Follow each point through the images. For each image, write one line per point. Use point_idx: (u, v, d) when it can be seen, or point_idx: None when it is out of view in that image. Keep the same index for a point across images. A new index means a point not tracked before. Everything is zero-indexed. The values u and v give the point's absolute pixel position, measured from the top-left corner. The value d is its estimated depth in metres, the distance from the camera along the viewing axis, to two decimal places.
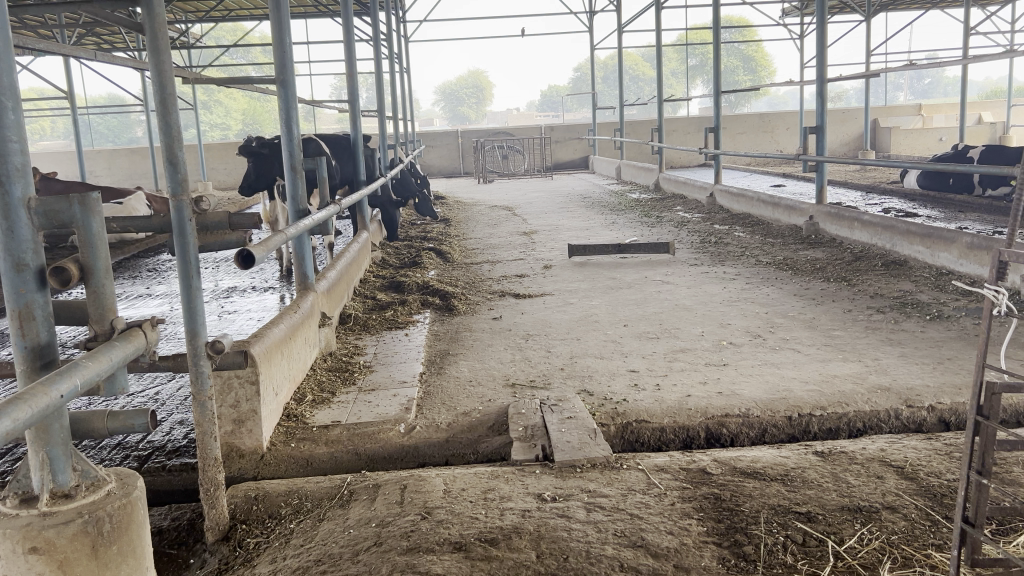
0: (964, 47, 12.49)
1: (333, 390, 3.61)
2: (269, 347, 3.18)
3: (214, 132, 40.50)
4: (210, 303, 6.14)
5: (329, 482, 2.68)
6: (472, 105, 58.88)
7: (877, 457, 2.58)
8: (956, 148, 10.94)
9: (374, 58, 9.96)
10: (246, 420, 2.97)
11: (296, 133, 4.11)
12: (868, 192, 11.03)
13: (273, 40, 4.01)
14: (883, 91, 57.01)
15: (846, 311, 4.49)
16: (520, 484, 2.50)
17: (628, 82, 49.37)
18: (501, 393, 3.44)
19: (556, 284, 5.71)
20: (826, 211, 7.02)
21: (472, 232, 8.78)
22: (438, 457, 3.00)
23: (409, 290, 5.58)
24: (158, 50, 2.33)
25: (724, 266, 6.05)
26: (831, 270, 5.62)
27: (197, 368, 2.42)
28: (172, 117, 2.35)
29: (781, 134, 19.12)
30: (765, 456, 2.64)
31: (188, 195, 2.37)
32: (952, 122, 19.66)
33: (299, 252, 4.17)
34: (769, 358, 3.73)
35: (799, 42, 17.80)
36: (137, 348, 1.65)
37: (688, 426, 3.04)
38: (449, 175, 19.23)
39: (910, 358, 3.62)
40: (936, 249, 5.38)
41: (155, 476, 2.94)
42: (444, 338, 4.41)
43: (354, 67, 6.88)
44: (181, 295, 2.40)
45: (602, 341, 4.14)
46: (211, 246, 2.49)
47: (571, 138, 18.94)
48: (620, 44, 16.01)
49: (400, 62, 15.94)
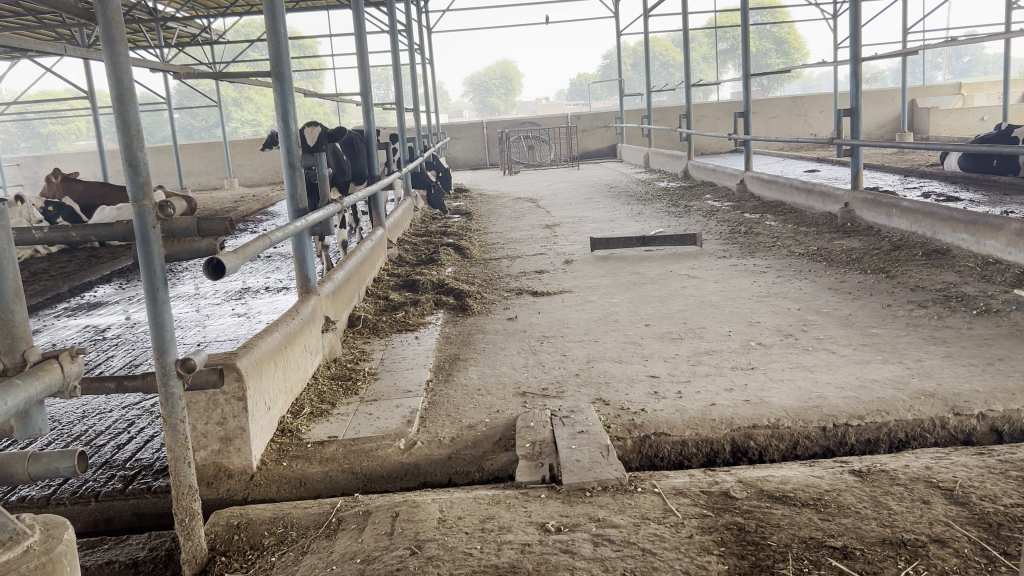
0: (1006, 23, 11.98)
1: (334, 401, 3.39)
2: (259, 359, 2.97)
3: (244, 128, 40.70)
4: (223, 305, 5.96)
5: (318, 508, 2.47)
6: (501, 96, 58.78)
7: (922, 477, 2.30)
8: (998, 127, 10.54)
9: (391, 49, 9.79)
10: (234, 438, 2.78)
11: (294, 127, 3.90)
12: (906, 176, 10.61)
13: (267, 30, 3.80)
14: (924, 61, 56.10)
15: (885, 305, 4.20)
16: (523, 511, 2.26)
17: (657, 68, 49.15)
18: (510, 403, 3.20)
19: (576, 280, 5.46)
20: (863, 197, 6.68)
21: (493, 225, 8.54)
22: (441, 475, 2.79)
23: (422, 289, 5.36)
24: (112, 42, 2.11)
25: (754, 258, 5.75)
26: (869, 260, 5.30)
27: (167, 389, 2.22)
28: (131, 115, 2.14)
29: (815, 118, 18.63)
30: (796, 476, 2.38)
31: (151, 200, 2.16)
32: (993, 101, 19.06)
33: (300, 253, 3.97)
34: (801, 360, 3.45)
35: (832, 22, 17.39)
36: (49, 382, 1.46)
37: (712, 438, 2.80)
38: (474, 166, 19.01)
39: (956, 358, 3.32)
40: (981, 236, 5.05)
41: (138, 499, 2.77)
42: (455, 341, 4.17)
43: (366, 59, 6.67)
44: (147, 310, 2.20)
45: (622, 343, 3.89)
46: (180, 254, 2.26)
47: (598, 126, 18.62)
48: (646, 29, 15.69)
49: (422, 53, 15.76)
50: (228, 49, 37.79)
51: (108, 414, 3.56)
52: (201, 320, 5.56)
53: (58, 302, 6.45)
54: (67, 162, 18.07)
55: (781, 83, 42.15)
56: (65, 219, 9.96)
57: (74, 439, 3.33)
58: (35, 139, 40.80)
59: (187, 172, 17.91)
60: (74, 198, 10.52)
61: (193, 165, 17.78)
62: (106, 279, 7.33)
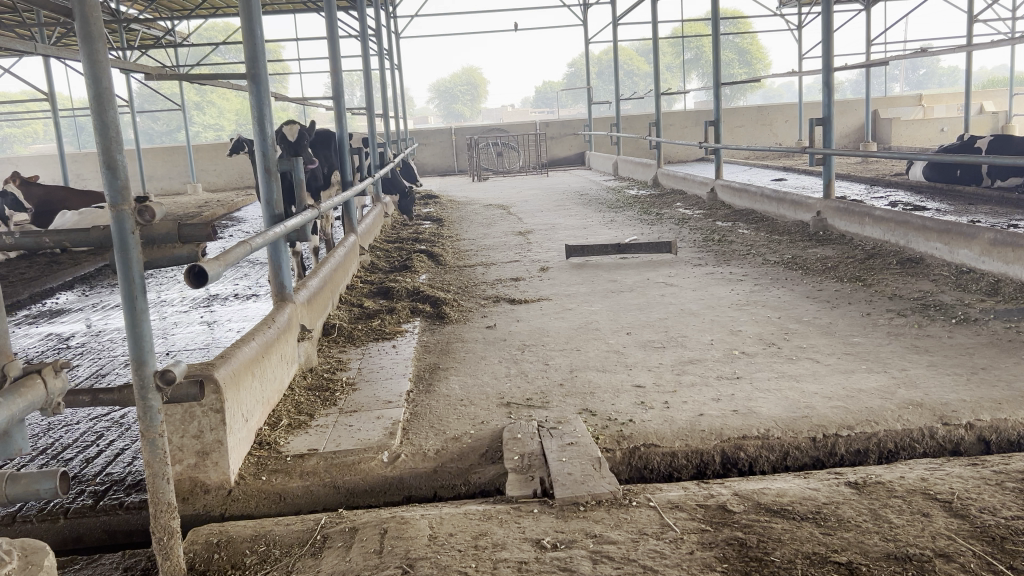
0: (968, 36, 12.21)
1: (312, 412, 3.30)
2: (236, 370, 2.87)
3: (207, 133, 40.22)
4: (190, 313, 5.82)
5: (301, 525, 2.38)
6: (467, 102, 58.76)
7: (919, 489, 2.28)
8: (961, 137, 10.73)
9: (362, 54, 9.69)
10: (211, 452, 2.68)
11: (270, 130, 3.81)
12: (872, 185, 10.74)
13: (242, 32, 3.70)
14: (885, 73, 57.21)
15: (865, 314, 4.20)
16: (516, 527, 2.20)
17: (623, 77, 49.50)
18: (494, 414, 3.13)
19: (554, 287, 5.42)
20: (835, 206, 6.72)
21: (466, 232, 8.47)
22: (425, 489, 2.71)
23: (398, 296, 5.28)
24: (90, 38, 2.01)
25: (730, 266, 5.75)
26: (844, 269, 5.32)
27: (145, 402, 2.12)
28: (109, 116, 2.04)
29: (781, 127, 18.85)
30: (792, 488, 2.35)
31: (130, 204, 2.07)
32: (953, 112, 19.44)
33: (275, 260, 3.86)
34: (786, 369, 3.43)
35: (797, 33, 17.62)
36: (29, 402, 1.39)
37: (702, 449, 2.76)
38: (442, 172, 18.94)
39: (940, 368, 3.32)
40: (955, 245, 5.09)
41: (110, 515, 2.66)
42: (434, 350, 4.10)
43: (339, 63, 6.56)
44: (125, 319, 2.10)
45: (604, 352, 3.84)
46: (159, 262, 2.16)
47: (566, 134, 18.64)
48: (615, 38, 15.74)
49: (391, 58, 15.64)
50: (191, 52, 37.37)
51: (75, 426, 3.44)
52: (169, 328, 5.41)
53: (19, 309, 6.26)
54: (25, 165, 17.69)
55: (745, 92, 42.66)
56: (9, 208, 10.50)
57: (41, 453, 3.21)
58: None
59: (150, 176, 17.63)
60: (34, 202, 10.29)
61: (156, 169, 17.50)
62: (68, 285, 7.15)
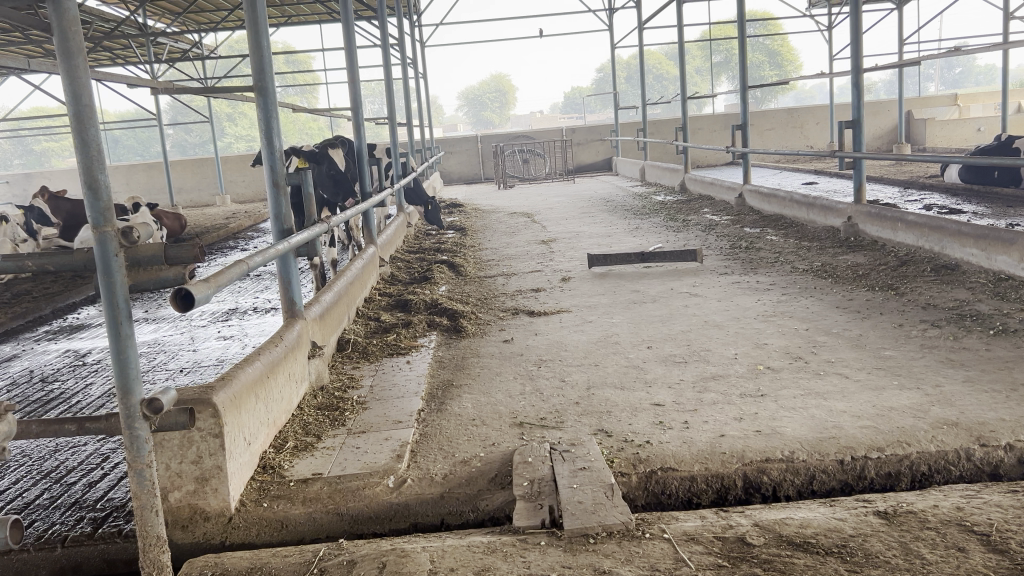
0: (1004, 34, 11.91)
1: (320, 433, 3.21)
2: (237, 392, 2.78)
3: (238, 144, 40.64)
4: (209, 327, 5.77)
5: (299, 557, 2.27)
6: (495, 109, 58.88)
7: (953, 519, 2.12)
8: (998, 138, 10.44)
9: (384, 63, 9.64)
10: (210, 478, 2.58)
11: (278, 144, 3.73)
12: (906, 188, 10.48)
13: (249, 45, 3.63)
14: (919, 73, 56.26)
15: (896, 325, 4.02)
16: (521, 561, 2.08)
17: (652, 81, 49.29)
18: (506, 434, 3.01)
19: (575, 298, 5.30)
20: (866, 211, 6.52)
21: (488, 241, 8.37)
22: (432, 516, 2.60)
23: (415, 309, 5.18)
24: (69, 54, 1.93)
25: (757, 274, 5.59)
26: (876, 277, 5.14)
27: (132, 432, 2.04)
28: (91, 135, 1.96)
29: (812, 130, 18.55)
30: (816, 518, 2.20)
31: (114, 226, 1.99)
32: (990, 112, 19.04)
33: (285, 275, 3.77)
34: (813, 386, 3.27)
35: (827, 34, 17.37)
36: None
37: (723, 473, 2.62)
38: (469, 180, 18.88)
39: (977, 383, 3.15)
40: (992, 251, 4.89)
41: (108, 543, 2.57)
42: (448, 366, 3.99)
43: (357, 74, 6.49)
44: (109, 346, 2.03)
45: (623, 367, 3.71)
46: (146, 285, 2.07)
47: (593, 140, 18.51)
48: (641, 42, 15.61)
49: (415, 67, 15.62)
50: (220, 64, 37.78)
51: (82, 448, 3.38)
52: (187, 342, 5.36)
53: (40, 325, 6.25)
54: (56, 179, 17.87)
55: (776, 95, 42.22)
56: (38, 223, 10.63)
57: (44, 476, 3.15)
58: (30, 158, 40.82)
59: (179, 189, 17.74)
60: (62, 217, 10.28)
61: (185, 181, 17.63)
62: (90, 300, 7.16)
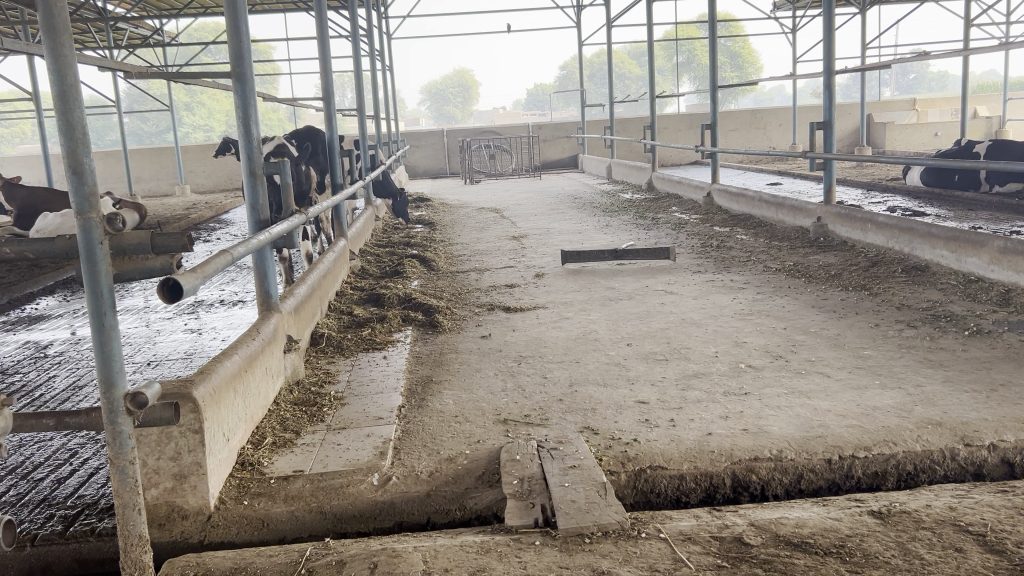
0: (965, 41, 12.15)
1: (298, 429, 3.13)
2: (216, 387, 2.70)
3: (196, 134, 40.00)
4: (175, 319, 5.64)
5: (285, 556, 2.20)
6: (458, 104, 58.69)
7: (948, 519, 2.13)
8: (959, 143, 10.63)
9: (353, 53, 9.52)
10: (190, 475, 2.50)
11: (255, 133, 3.65)
12: (869, 190, 10.62)
13: (227, 30, 3.53)
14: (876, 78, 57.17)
15: (873, 325, 4.05)
16: (517, 562, 2.04)
17: (616, 81, 49.58)
18: (490, 432, 2.97)
19: (550, 294, 5.27)
20: (836, 211, 6.58)
21: (458, 236, 8.30)
22: (418, 515, 2.54)
23: (388, 303, 5.11)
24: (53, 31, 1.84)
25: (730, 273, 5.61)
26: (849, 277, 5.18)
27: (114, 427, 1.96)
28: (75, 116, 1.87)
29: (774, 131, 18.77)
30: (811, 518, 2.19)
31: (98, 212, 1.90)
32: (947, 116, 19.45)
33: (261, 267, 3.68)
34: (795, 385, 3.27)
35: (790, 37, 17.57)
36: None
37: (712, 472, 2.60)
38: (434, 175, 18.78)
39: (958, 384, 3.17)
40: (962, 253, 4.94)
41: (81, 543, 2.48)
42: (426, 362, 3.93)
43: (329, 63, 6.38)
44: (92, 338, 1.94)
45: (604, 364, 3.69)
46: (131, 274, 1.99)
47: (559, 136, 18.52)
48: (609, 39, 15.64)
49: (381, 60, 15.48)
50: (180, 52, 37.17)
51: (48, 443, 3.26)
52: (151, 335, 5.23)
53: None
54: (9, 165, 17.41)
55: (737, 96, 42.71)
56: None
57: (10, 471, 3.04)
58: None
59: (137, 177, 17.38)
60: (16, 204, 9.98)
61: (144, 170, 17.28)
62: (49, 290, 6.96)
